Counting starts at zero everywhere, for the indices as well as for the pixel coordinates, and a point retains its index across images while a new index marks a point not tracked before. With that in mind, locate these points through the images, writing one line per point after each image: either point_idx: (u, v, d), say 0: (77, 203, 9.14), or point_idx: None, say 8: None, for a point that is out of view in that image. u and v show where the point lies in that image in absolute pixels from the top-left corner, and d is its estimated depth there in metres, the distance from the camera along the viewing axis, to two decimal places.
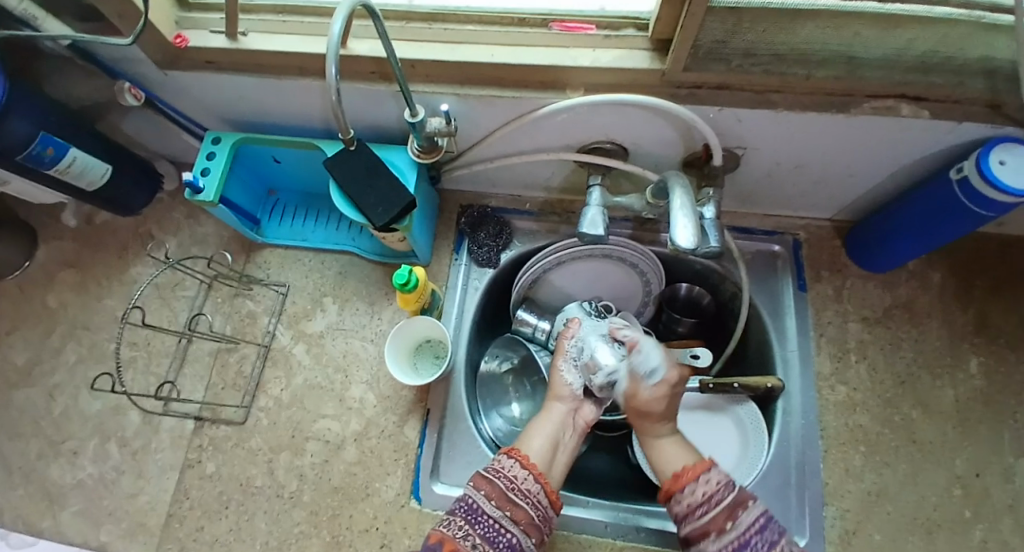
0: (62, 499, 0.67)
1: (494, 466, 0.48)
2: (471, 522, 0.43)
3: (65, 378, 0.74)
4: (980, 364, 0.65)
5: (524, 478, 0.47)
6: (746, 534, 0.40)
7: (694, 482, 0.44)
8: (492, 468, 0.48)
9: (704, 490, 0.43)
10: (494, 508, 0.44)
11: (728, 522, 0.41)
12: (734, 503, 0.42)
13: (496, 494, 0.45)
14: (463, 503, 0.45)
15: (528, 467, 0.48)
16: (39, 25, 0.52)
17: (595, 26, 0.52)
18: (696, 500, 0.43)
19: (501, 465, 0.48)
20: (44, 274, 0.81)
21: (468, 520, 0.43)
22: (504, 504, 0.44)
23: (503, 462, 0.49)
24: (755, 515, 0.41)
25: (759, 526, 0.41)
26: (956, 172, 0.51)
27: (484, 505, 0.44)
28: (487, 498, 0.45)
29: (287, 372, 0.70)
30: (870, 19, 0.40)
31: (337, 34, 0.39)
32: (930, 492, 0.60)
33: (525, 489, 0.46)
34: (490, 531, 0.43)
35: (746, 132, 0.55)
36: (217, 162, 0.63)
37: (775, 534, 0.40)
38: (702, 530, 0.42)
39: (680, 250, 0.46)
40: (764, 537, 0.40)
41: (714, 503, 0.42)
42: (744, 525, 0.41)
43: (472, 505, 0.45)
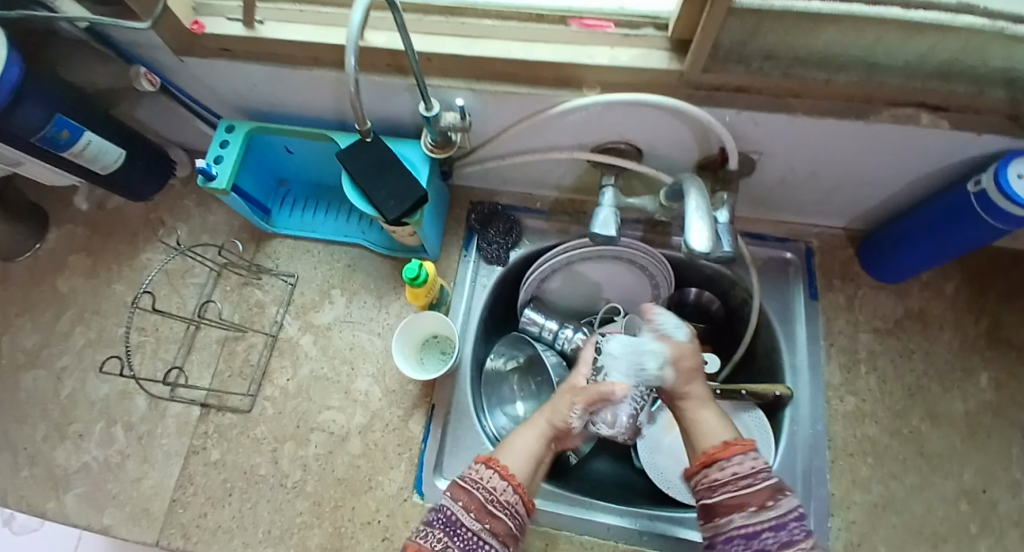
0: (67, 481, 0.68)
1: (472, 475, 0.46)
2: (449, 535, 0.42)
3: (73, 361, 0.75)
4: (989, 377, 0.65)
5: (505, 491, 0.44)
6: (784, 517, 0.39)
7: (743, 455, 0.43)
8: (469, 477, 0.46)
9: (752, 464, 0.43)
10: (473, 521, 0.42)
11: (769, 500, 0.40)
12: (776, 486, 0.41)
13: (474, 506, 0.43)
14: (441, 515, 0.43)
15: (508, 478, 0.45)
16: (57, 7, 0.53)
17: (614, 24, 0.52)
18: (743, 472, 0.42)
19: (479, 475, 0.45)
20: (55, 257, 0.81)
21: (447, 534, 0.42)
22: (484, 518, 0.43)
23: (481, 471, 0.46)
24: (796, 503, 0.41)
25: (798, 513, 0.40)
26: (973, 185, 0.50)
27: (462, 518, 0.42)
28: (466, 511, 0.43)
29: (294, 362, 0.71)
30: (893, 26, 0.39)
31: (356, 25, 0.39)
32: (935, 505, 0.59)
33: (504, 500, 0.44)
34: (470, 544, 0.41)
35: (763, 136, 0.55)
36: (230, 151, 0.63)
37: (809, 525, 0.40)
38: (739, 502, 0.41)
39: (693, 254, 0.45)
40: (801, 525, 0.40)
41: (759, 479, 0.41)
42: (784, 508, 0.40)
43: (451, 517, 0.43)
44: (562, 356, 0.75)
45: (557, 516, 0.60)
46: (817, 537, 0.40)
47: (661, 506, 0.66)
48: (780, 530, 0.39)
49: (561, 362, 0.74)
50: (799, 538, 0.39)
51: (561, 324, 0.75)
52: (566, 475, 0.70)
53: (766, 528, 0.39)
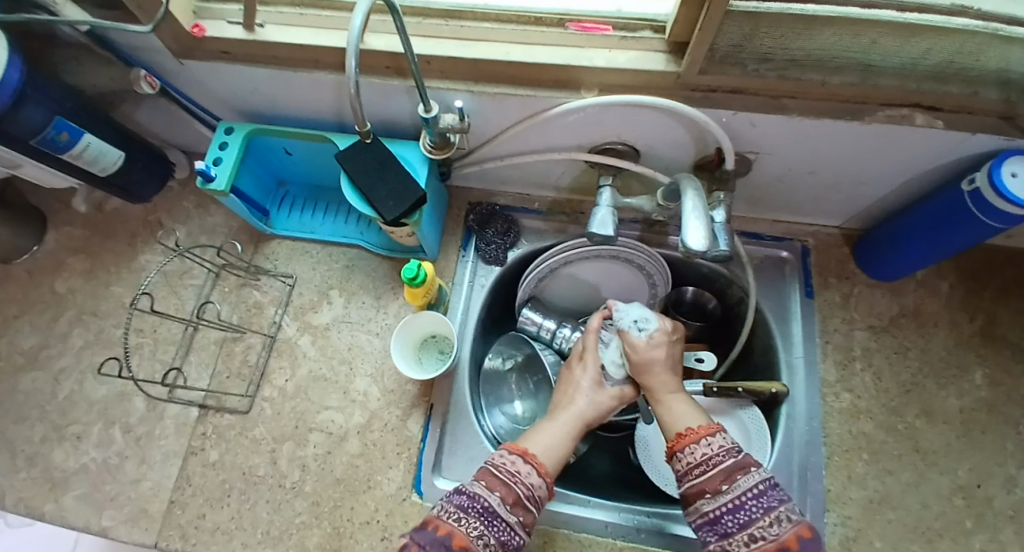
0: (65, 483, 0.68)
1: (508, 467, 0.45)
2: (486, 524, 0.40)
3: (71, 362, 0.74)
4: (984, 375, 0.65)
5: (539, 485, 0.45)
6: (741, 498, 0.39)
7: (695, 443, 0.44)
8: (506, 468, 0.45)
9: (704, 451, 0.43)
10: (508, 513, 0.42)
11: (724, 485, 0.40)
12: (733, 468, 0.41)
13: (511, 498, 0.43)
14: (477, 504, 0.41)
15: (543, 474, 0.45)
16: (58, 11, 0.52)
17: (611, 27, 0.52)
18: (696, 460, 0.43)
19: (517, 468, 0.45)
20: (53, 259, 0.81)
21: (484, 522, 0.40)
22: (518, 510, 0.43)
23: (518, 464, 0.45)
24: (753, 482, 0.40)
25: (759, 490, 0.39)
26: (968, 183, 0.51)
27: (500, 509, 0.42)
28: (504, 502, 0.42)
29: (293, 363, 0.71)
30: (888, 28, 0.40)
31: (358, 28, 0.40)
32: (930, 501, 0.60)
33: (536, 494, 0.45)
34: (504, 536, 0.41)
35: (760, 136, 0.55)
36: (230, 152, 0.63)
37: (771, 500, 0.39)
38: (698, 490, 0.41)
39: (690, 252, 0.46)
40: (760, 502, 0.39)
41: (711, 464, 0.42)
42: (740, 489, 0.40)
43: (488, 507, 0.41)
44: (561, 355, 0.75)
45: (557, 514, 0.61)
46: (782, 511, 0.38)
47: (657, 503, 0.66)
48: (737, 512, 0.39)
49: (559, 361, 0.75)
50: (757, 517, 0.38)
51: (559, 324, 0.75)
52: (566, 474, 0.70)
53: (726, 512, 0.39)
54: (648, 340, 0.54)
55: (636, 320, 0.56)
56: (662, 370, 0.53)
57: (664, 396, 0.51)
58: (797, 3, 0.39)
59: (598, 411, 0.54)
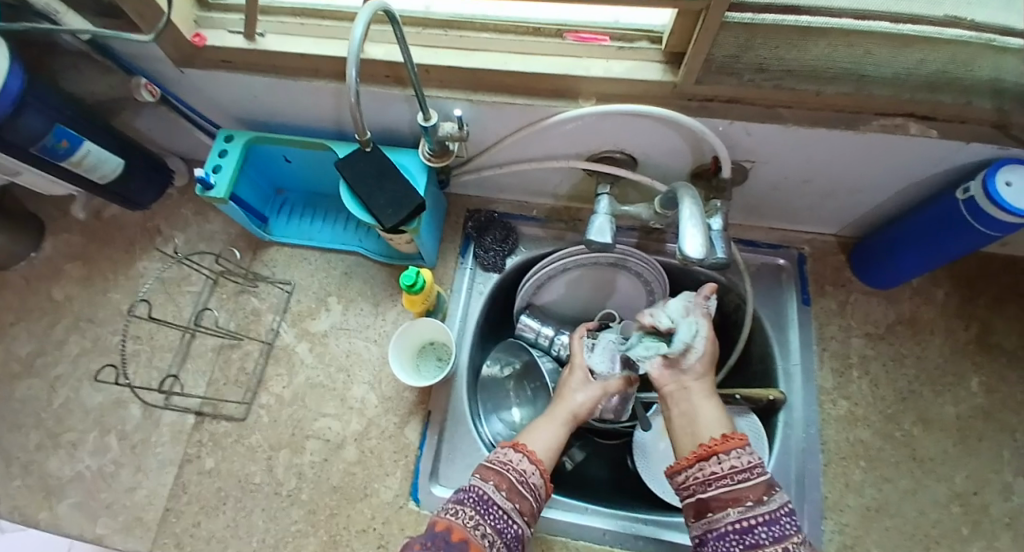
0: (60, 491, 0.67)
1: (501, 458, 0.46)
2: (481, 512, 0.41)
3: (68, 369, 0.74)
4: (980, 383, 0.65)
5: (532, 473, 0.46)
6: (778, 512, 0.39)
7: (743, 449, 0.43)
8: (498, 460, 0.46)
9: (749, 459, 0.42)
10: (504, 500, 0.43)
11: (763, 496, 0.40)
12: (769, 483, 0.41)
13: (505, 486, 0.44)
14: (472, 494, 0.43)
15: (536, 461, 0.46)
16: (60, 19, 0.52)
17: (609, 38, 0.53)
18: (741, 465, 0.42)
19: (508, 458, 0.46)
20: (51, 265, 0.81)
21: (479, 512, 0.41)
22: (513, 497, 0.43)
23: (510, 454, 0.47)
24: (787, 500, 0.40)
25: (788, 510, 0.40)
26: (962, 192, 0.51)
27: (495, 497, 0.43)
28: (498, 490, 0.43)
29: (290, 370, 0.70)
30: (884, 39, 0.41)
31: (360, 37, 0.39)
32: (928, 509, 0.60)
33: (531, 482, 0.45)
34: (500, 524, 0.41)
35: (755, 145, 0.56)
36: (229, 159, 0.63)
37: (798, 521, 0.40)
38: (735, 496, 0.40)
39: (687, 260, 0.46)
40: (791, 520, 0.39)
41: (755, 474, 0.41)
42: (778, 504, 0.40)
43: (482, 496, 0.42)
44: (558, 362, 0.76)
45: (554, 522, 0.60)
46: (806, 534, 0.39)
47: (655, 511, 0.66)
48: (772, 525, 0.38)
49: (557, 368, 0.75)
50: (790, 533, 0.38)
51: (557, 331, 0.76)
52: (564, 482, 0.70)
53: (760, 522, 0.39)
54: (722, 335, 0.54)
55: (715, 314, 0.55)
56: (704, 372, 0.52)
57: (695, 397, 0.50)
58: (792, 14, 0.40)
59: (588, 406, 0.56)
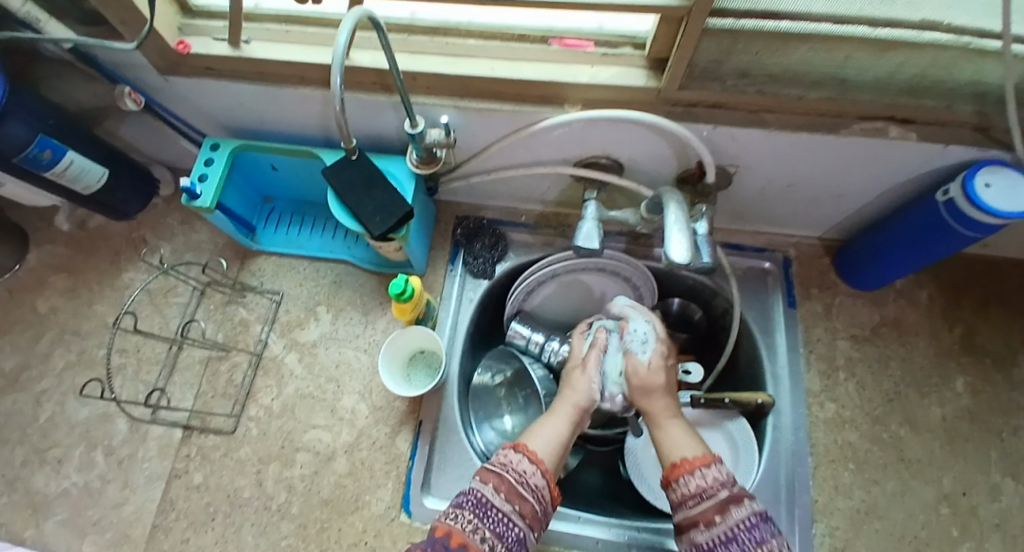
0: (46, 507, 0.66)
1: (500, 460, 0.45)
2: (480, 516, 0.39)
3: (52, 384, 0.73)
4: (966, 384, 0.66)
5: (533, 473, 0.44)
6: (734, 529, 0.38)
7: (689, 474, 0.43)
8: (497, 461, 0.45)
9: (698, 483, 0.42)
10: (503, 502, 0.41)
11: (716, 516, 0.39)
12: (726, 499, 0.40)
13: (505, 488, 0.42)
14: (470, 497, 0.41)
15: (536, 461, 0.45)
16: (42, 28, 0.52)
17: (593, 44, 0.53)
18: (689, 491, 0.42)
19: (508, 459, 0.45)
20: (35, 278, 0.80)
21: (477, 515, 0.39)
22: (513, 499, 0.41)
23: (509, 455, 0.45)
24: (746, 513, 0.38)
25: (753, 522, 0.38)
26: (941, 194, 0.52)
27: (493, 499, 0.40)
28: (497, 491, 0.41)
29: (278, 382, 0.70)
30: (860, 43, 0.41)
31: (344, 44, 0.38)
32: (917, 511, 0.60)
33: (533, 483, 0.43)
34: (500, 527, 0.39)
35: (740, 150, 0.56)
36: (215, 169, 0.62)
37: (766, 534, 0.37)
38: (691, 521, 0.40)
39: (673, 265, 0.46)
40: (753, 534, 0.37)
41: (705, 497, 0.41)
42: (733, 520, 0.38)
43: (480, 499, 0.40)
44: (549, 369, 0.75)
45: (546, 531, 0.60)
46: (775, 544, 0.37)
47: (646, 517, 0.66)
48: (729, 543, 0.37)
49: (548, 375, 0.75)
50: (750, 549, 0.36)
51: (548, 337, 0.75)
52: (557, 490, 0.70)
53: (718, 542, 0.38)
54: (653, 361, 0.57)
55: (641, 341, 0.59)
56: (661, 395, 0.55)
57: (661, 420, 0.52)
58: (771, 20, 0.40)
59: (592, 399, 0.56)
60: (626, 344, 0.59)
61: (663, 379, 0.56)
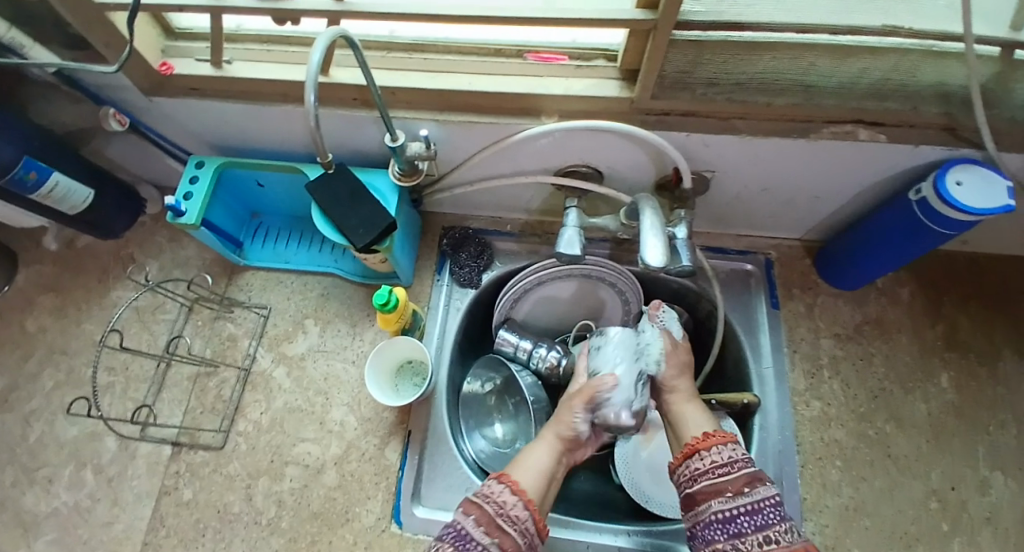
0: (36, 527, 0.66)
1: (484, 491, 0.46)
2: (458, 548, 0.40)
3: (41, 404, 0.73)
4: (949, 379, 0.67)
5: (515, 505, 0.44)
6: (761, 502, 0.40)
7: (721, 445, 0.44)
8: (481, 493, 0.45)
9: (729, 454, 0.43)
10: (482, 535, 0.41)
11: (745, 488, 0.41)
12: (754, 475, 0.42)
13: (485, 520, 0.42)
14: (451, 529, 0.42)
15: (518, 493, 0.45)
16: (27, 53, 0.53)
17: (567, 57, 0.54)
18: (720, 460, 0.43)
19: (491, 490, 0.45)
20: (22, 298, 0.80)
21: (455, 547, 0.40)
22: (493, 531, 0.42)
23: (494, 486, 0.46)
24: (773, 491, 0.40)
25: (776, 501, 0.40)
26: (915, 193, 0.53)
27: (473, 531, 0.41)
28: (477, 524, 0.42)
29: (267, 396, 0.70)
30: (825, 50, 0.43)
31: (316, 62, 0.38)
32: (904, 507, 0.60)
33: (514, 515, 0.44)
34: None
35: (714, 156, 0.57)
36: (200, 187, 0.63)
37: (787, 513, 0.40)
38: (717, 489, 0.42)
39: (650, 269, 0.47)
40: (777, 510, 0.39)
41: (734, 468, 0.42)
42: (761, 495, 0.40)
43: (460, 531, 0.41)
44: (538, 376, 0.75)
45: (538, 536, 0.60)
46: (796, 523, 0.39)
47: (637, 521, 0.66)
48: (754, 515, 0.39)
49: (536, 382, 0.74)
50: (774, 522, 0.39)
51: (535, 344, 0.75)
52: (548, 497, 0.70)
53: (742, 513, 0.39)
54: (683, 341, 0.58)
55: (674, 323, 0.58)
56: (686, 376, 0.56)
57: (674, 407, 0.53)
58: (736, 31, 0.41)
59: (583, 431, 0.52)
60: (664, 324, 0.58)
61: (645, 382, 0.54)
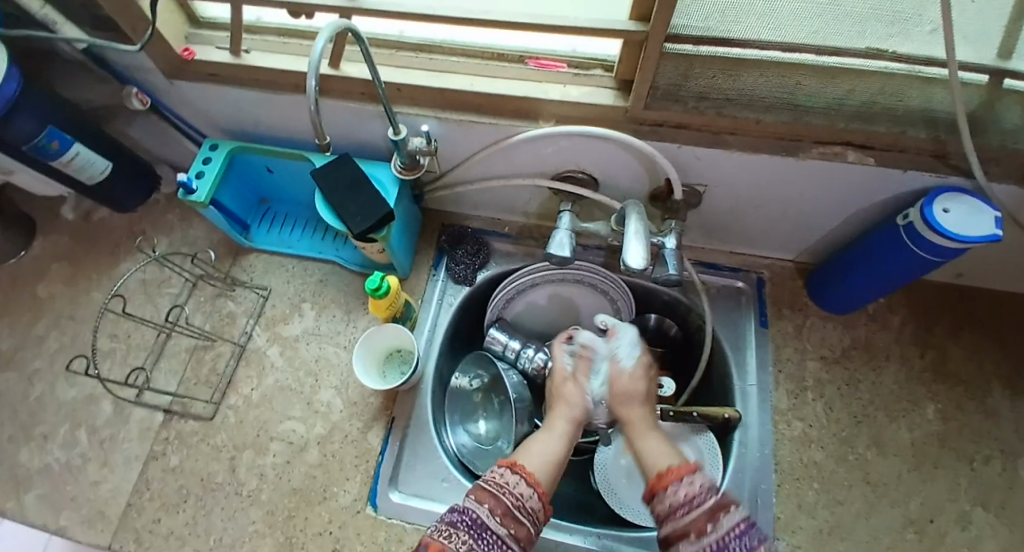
0: (27, 482, 0.69)
1: (497, 479, 0.45)
2: (475, 536, 0.39)
3: (45, 364, 0.76)
4: (936, 410, 0.66)
5: (529, 496, 0.44)
6: (725, 538, 0.38)
7: (677, 482, 0.43)
8: (494, 481, 0.45)
9: (686, 491, 0.42)
10: (498, 525, 0.41)
11: (708, 525, 0.39)
12: (715, 507, 0.40)
13: (500, 511, 0.42)
14: (466, 516, 0.41)
15: (535, 485, 0.45)
16: (58, 30, 0.56)
17: (566, 65, 0.56)
18: (679, 500, 0.41)
19: (504, 479, 0.45)
20: (38, 264, 0.84)
21: (472, 536, 0.39)
22: (508, 522, 0.41)
23: (506, 476, 0.46)
24: (735, 520, 0.39)
25: (740, 531, 0.38)
26: (902, 217, 0.54)
27: (488, 521, 0.40)
28: (492, 514, 0.41)
29: (259, 373, 0.72)
30: (809, 70, 0.45)
31: (320, 51, 0.40)
32: (881, 533, 0.60)
33: (529, 506, 0.44)
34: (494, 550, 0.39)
35: (705, 169, 0.58)
36: (212, 167, 0.66)
37: (754, 541, 0.38)
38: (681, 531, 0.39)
39: (631, 271, 0.48)
40: (743, 541, 0.37)
41: (695, 505, 0.40)
42: (724, 528, 0.38)
43: (476, 520, 0.40)
44: (524, 376, 0.76)
45: None
46: None
47: (611, 526, 0.67)
48: None
49: (523, 382, 0.75)
50: None
51: (524, 344, 0.77)
52: None
53: None
54: (636, 369, 0.60)
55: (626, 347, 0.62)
56: (640, 404, 0.58)
57: (643, 431, 0.54)
58: (723, 47, 0.43)
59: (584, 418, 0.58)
60: (615, 350, 0.62)
61: (644, 389, 0.59)
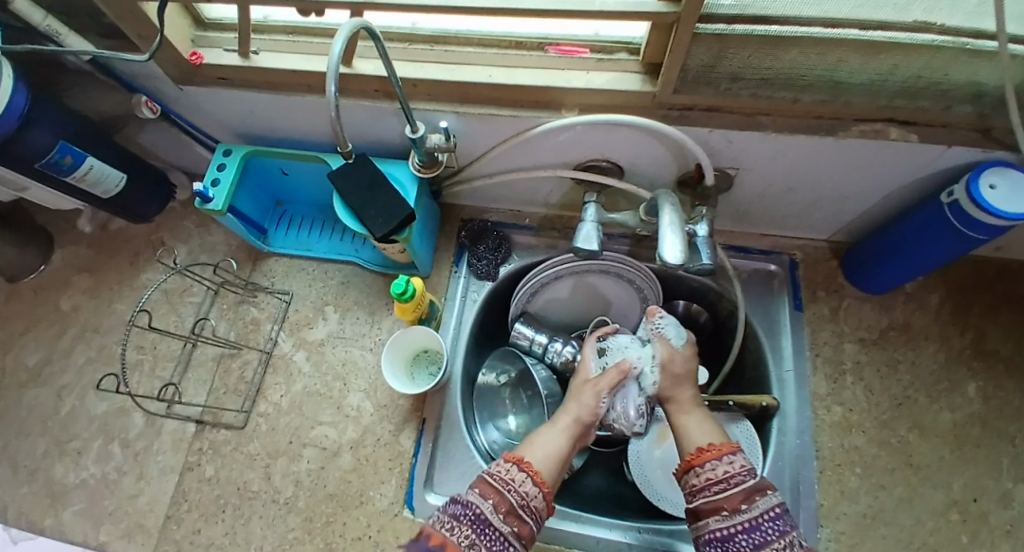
0: (65, 497, 0.69)
1: (502, 475, 0.44)
2: (477, 532, 0.40)
3: (73, 379, 0.76)
4: (977, 389, 0.65)
5: (534, 495, 0.44)
6: (758, 518, 0.39)
7: (717, 459, 0.43)
8: (500, 476, 0.44)
9: (725, 469, 0.42)
10: (502, 522, 0.41)
11: (742, 504, 0.40)
12: (752, 488, 0.41)
13: (505, 508, 0.42)
14: (468, 511, 0.41)
15: (540, 484, 0.44)
16: (63, 41, 0.54)
17: (589, 50, 0.54)
18: (715, 476, 0.42)
19: (510, 475, 0.44)
20: (59, 277, 0.84)
21: (475, 532, 0.40)
22: (512, 520, 0.41)
23: (512, 472, 0.45)
24: (771, 503, 0.40)
25: (775, 514, 0.39)
26: (946, 195, 0.51)
27: (492, 518, 0.41)
28: (497, 511, 0.41)
29: (287, 379, 0.72)
30: (853, 46, 0.41)
31: (338, 52, 0.39)
32: (925, 517, 0.59)
33: (534, 506, 0.43)
34: (496, 545, 0.39)
35: (738, 153, 0.56)
36: (227, 174, 0.65)
37: (787, 525, 0.39)
38: (713, 506, 0.41)
39: (667, 266, 0.47)
40: (776, 525, 0.39)
41: (731, 483, 0.41)
42: (759, 509, 0.39)
43: (479, 515, 0.41)
44: (552, 370, 0.75)
45: (554, 531, 0.61)
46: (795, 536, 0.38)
47: (649, 519, 0.67)
48: (752, 532, 0.39)
49: (551, 376, 0.74)
50: (773, 538, 0.38)
51: (551, 338, 0.75)
52: (562, 489, 0.71)
53: (741, 530, 0.39)
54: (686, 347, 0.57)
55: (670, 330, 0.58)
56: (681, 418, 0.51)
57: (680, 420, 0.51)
58: (761, 25, 0.41)
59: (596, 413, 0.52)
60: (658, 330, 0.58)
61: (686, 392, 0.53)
